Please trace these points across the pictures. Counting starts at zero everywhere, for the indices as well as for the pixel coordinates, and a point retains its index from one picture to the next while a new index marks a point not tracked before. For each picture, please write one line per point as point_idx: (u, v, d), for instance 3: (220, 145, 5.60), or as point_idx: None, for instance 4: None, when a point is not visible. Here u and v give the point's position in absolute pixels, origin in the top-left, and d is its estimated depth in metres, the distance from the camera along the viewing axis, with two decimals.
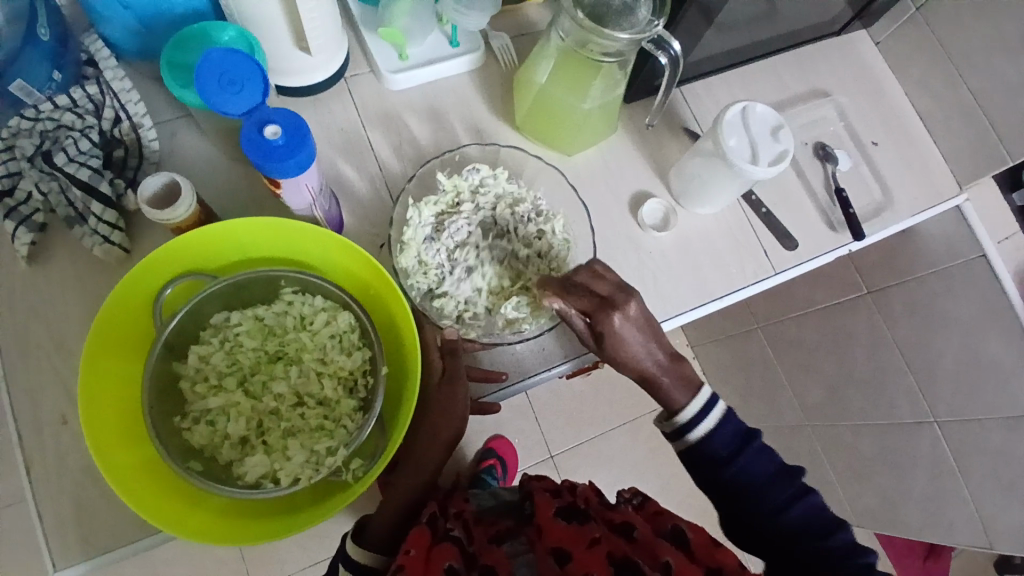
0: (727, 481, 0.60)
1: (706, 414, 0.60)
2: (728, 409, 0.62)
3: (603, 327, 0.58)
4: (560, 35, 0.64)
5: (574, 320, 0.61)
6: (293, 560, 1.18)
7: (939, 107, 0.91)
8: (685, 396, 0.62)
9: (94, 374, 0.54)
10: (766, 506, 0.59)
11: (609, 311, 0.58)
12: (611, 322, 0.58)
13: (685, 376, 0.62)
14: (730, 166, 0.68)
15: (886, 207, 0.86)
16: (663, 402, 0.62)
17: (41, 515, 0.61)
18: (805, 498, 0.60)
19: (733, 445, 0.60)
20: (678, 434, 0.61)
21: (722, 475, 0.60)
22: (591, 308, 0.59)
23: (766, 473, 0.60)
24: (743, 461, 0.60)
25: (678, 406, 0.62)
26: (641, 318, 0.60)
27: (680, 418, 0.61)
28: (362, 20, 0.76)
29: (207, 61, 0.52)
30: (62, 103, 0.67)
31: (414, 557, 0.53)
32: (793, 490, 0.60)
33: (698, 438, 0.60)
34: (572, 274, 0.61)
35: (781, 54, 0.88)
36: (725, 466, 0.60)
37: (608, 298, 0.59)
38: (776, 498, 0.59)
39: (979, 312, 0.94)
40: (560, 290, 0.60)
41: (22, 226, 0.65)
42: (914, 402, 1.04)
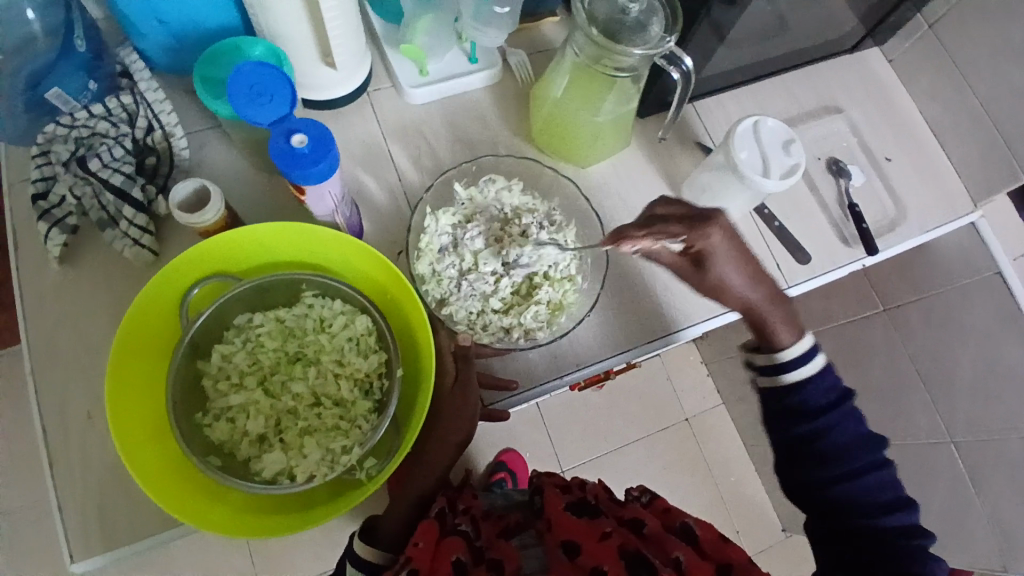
0: (805, 435, 0.65)
1: (804, 362, 0.65)
2: (828, 365, 0.66)
3: (704, 244, 0.62)
4: (575, 51, 0.66)
5: (663, 250, 0.64)
6: (303, 568, 1.19)
7: (952, 123, 0.91)
8: (789, 334, 0.66)
9: (122, 370, 0.56)
10: (846, 468, 0.63)
11: (702, 227, 0.61)
12: (707, 237, 0.61)
13: (789, 317, 0.67)
14: (741, 178, 0.70)
15: (899, 221, 0.86)
16: (766, 336, 0.67)
17: (64, 508, 0.63)
18: (879, 469, 0.64)
19: (830, 399, 0.64)
20: (771, 375, 0.66)
21: (806, 428, 0.64)
22: (684, 229, 0.61)
23: (849, 439, 0.64)
24: (834, 419, 0.64)
25: (779, 346, 0.66)
26: (729, 229, 0.63)
27: (783, 356, 0.65)
28: (385, 37, 0.79)
29: (238, 74, 0.55)
30: (97, 112, 0.71)
31: (420, 549, 0.55)
32: (870, 460, 0.64)
33: (795, 380, 0.65)
34: (649, 209, 0.63)
35: (793, 72, 0.90)
36: (811, 419, 0.64)
37: (699, 215, 0.62)
38: (855, 463, 0.63)
39: (994, 322, 0.94)
40: (644, 228, 0.60)
41: (55, 227, 0.68)
42: (931, 417, 1.04)
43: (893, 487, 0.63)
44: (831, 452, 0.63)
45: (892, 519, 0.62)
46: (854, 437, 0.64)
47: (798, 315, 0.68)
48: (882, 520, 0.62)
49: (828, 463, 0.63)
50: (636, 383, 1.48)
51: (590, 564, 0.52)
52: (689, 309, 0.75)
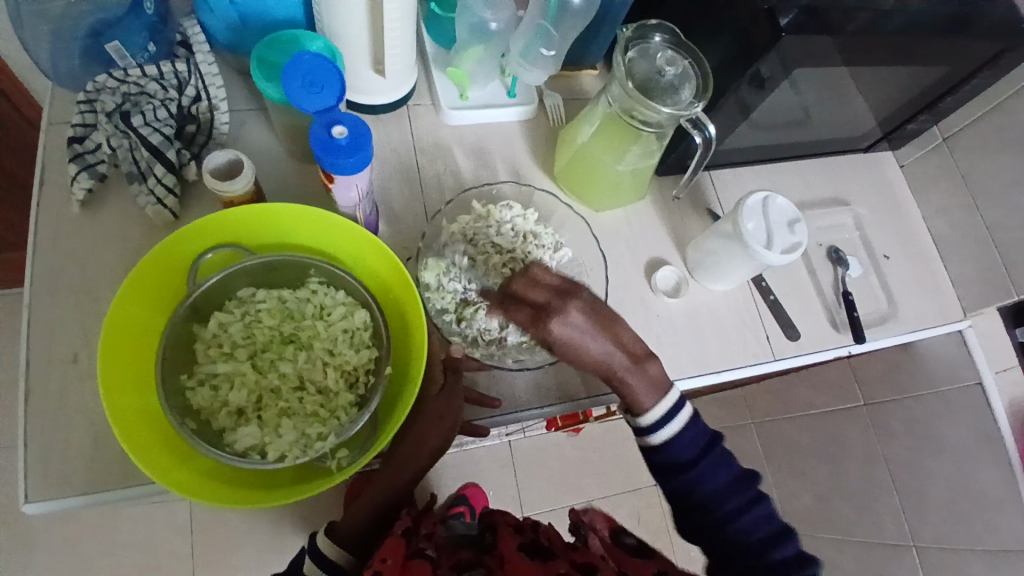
0: (682, 488, 0.63)
1: (667, 421, 0.62)
2: (693, 415, 0.64)
3: (560, 313, 0.61)
4: (608, 101, 0.70)
5: (530, 325, 0.64)
6: (244, 567, 1.16)
7: (955, 234, 0.95)
8: (648, 395, 0.62)
9: (120, 317, 0.57)
10: (716, 516, 0.62)
11: (564, 299, 0.62)
12: (566, 309, 0.61)
13: (657, 378, 0.63)
14: (746, 247, 0.73)
15: (890, 317, 0.89)
16: (629, 400, 0.63)
17: (28, 445, 0.62)
18: (755, 506, 0.62)
19: (695, 450, 0.63)
20: (639, 434, 0.64)
21: (681, 495, 0.63)
22: (547, 297, 0.62)
23: (720, 484, 0.62)
24: (702, 470, 0.62)
25: (643, 408, 0.63)
26: (592, 309, 0.62)
27: (641, 420, 0.63)
28: (434, 60, 0.83)
29: (297, 62, 0.58)
30: (149, 72, 0.73)
31: (389, 566, 0.55)
32: (745, 499, 0.62)
33: (660, 441, 0.62)
34: (508, 286, 0.64)
35: (808, 161, 0.95)
36: (684, 472, 0.62)
37: (565, 291, 0.62)
38: (728, 508, 0.62)
39: (972, 441, 0.96)
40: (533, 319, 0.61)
41: (84, 171, 0.71)
42: (899, 522, 1.06)
43: (774, 518, 0.62)
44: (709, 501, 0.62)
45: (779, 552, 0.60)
46: (724, 482, 0.63)
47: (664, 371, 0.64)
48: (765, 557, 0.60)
49: (708, 510, 0.62)
50: (613, 439, 1.47)
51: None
52: (674, 364, 0.77)
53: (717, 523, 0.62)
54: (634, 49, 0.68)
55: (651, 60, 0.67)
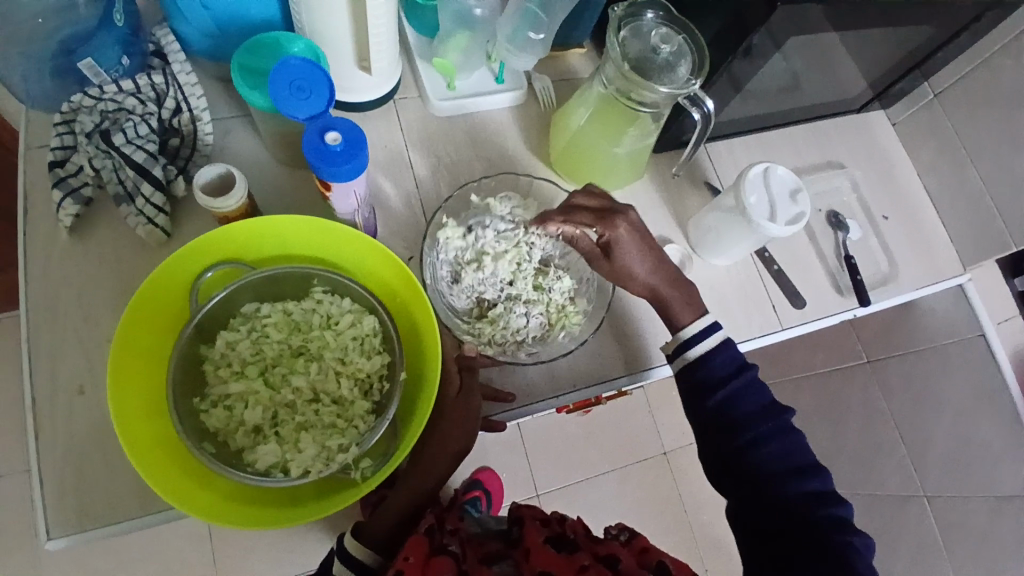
0: (715, 409, 0.67)
1: (706, 335, 0.68)
2: (729, 338, 0.69)
3: (612, 234, 0.68)
4: (603, 83, 0.68)
5: (580, 240, 0.70)
6: (264, 570, 1.16)
7: (943, 192, 0.96)
8: (688, 315, 0.70)
9: (125, 346, 0.56)
10: (742, 439, 0.66)
11: (610, 220, 0.68)
12: (616, 228, 0.68)
13: (689, 298, 0.70)
14: (749, 222, 0.72)
15: (890, 278, 0.90)
16: (668, 316, 0.70)
17: (44, 481, 0.62)
18: (780, 436, 0.66)
19: (731, 367, 0.68)
20: (678, 352, 0.69)
21: (709, 403, 0.67)
22: (592, 222, 0.68)
23: (754, 406, 0.67)
24: (733, 389, 0.67)
25: (681, 325, 0.70)
26: (638, 228, 0.70)
27: (682, 334, 0.69)
28: (417, 50, 0.81)
29: (283, 67, 0.56)
30: (126, 88, 0.71)
31: (411, 564, 0.54)
32: (778, 426, 0.66)
33: (698, 355, 0.68)
34: (570, 198, 0.70)
35: (802, 125, 0.94)
36: (712, 393, 0.67)
37: (611, 209, 0.69)
38: (755, 432, 0.66)
39: (972, 395, 1.04)
40: (563, 215, 0.68)
41: (69, 197, 0.68)
42: (906, 476, 1.10)
43: (803, 453, 0.66)
44: (743, 419, 0.66)
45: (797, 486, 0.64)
46: (760, 406, 0.67)
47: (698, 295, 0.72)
48: (780, 487, 0.64)
49: (735, 431, 0.66)
50: (619, 414, 1.49)
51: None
52: None
53: (738, 447, 0.66)
54: (627, 27, 0.66)
55: (644, 38, 0.66)
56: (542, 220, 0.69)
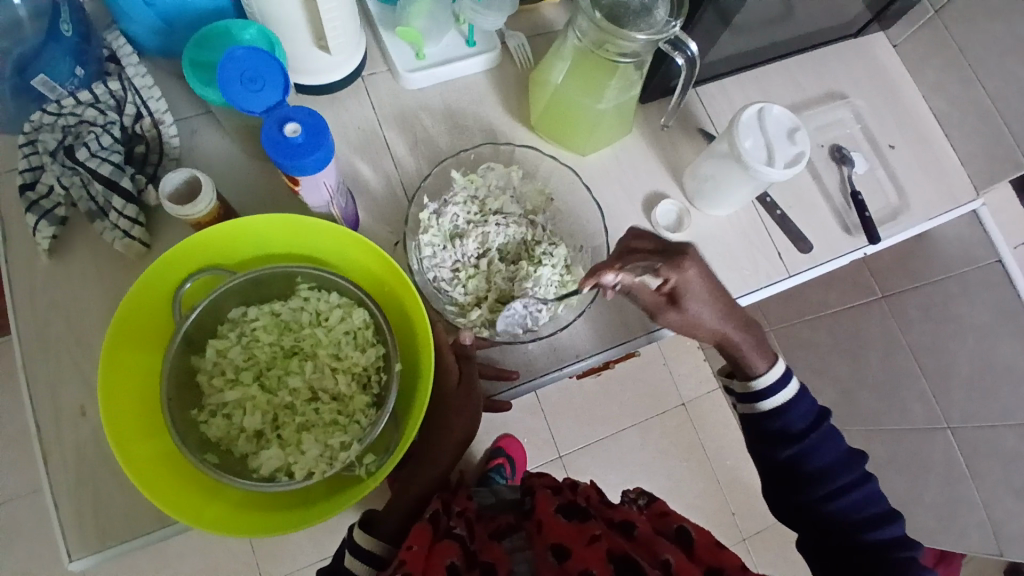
0: (789, 460, 0.65)
1: (781, 388, 0.65)
2: (802, 388, 0.65)
3: (681, 281, 0.61)
4: (577, 36, 0.64)
5: (641, 287, 0.62)
6: (303, 554, 1.20)
7: (957, 110, 0.90)
8: (762, 360, 0.66)
9: (113, 367, 0.55)
10: (826, 489, 0.64)
11: (678, 266, 0.60)
12: (686, 275, 0.61)
13: (760, 342, 0.66)
14: (745, 167, 0.68)
15: (902, 210, 0.86)
16: (741, 365, 0.66)
17: (59, 505, 0.62)
18: (860, 486, 0.64)
19: (807, 423, 0.64)
20: (749, 399, 0.66)
21: (782, 454, 0.65)
22: (659, 268, 0.61)
23: (831, 459, 0.64)
24: (812, 442, 0.64)
25: (755, 372, 0.66)
26: (705, 267, 0.62)
27: (756, 387, 0.65)
28: (380, 20, 0.76)
29: (230, 59, 0.53)
30: (83, 99, 0.68)
31: (415, 552, 0.54)
32: (854, 477, 0.64)
33: (772, 408, 0.65)
34: (625, 243, 0.63)
35: (798, 57, 0.88)
36: (790, 445, 0.64)
37: (667, 251, 0.62)
38: (836, 483, 0.64)
39: (994, 318, 0.95)
40: (619, 261, 0.61)
41: (43, 219, 0.66)
42: (928, 406, 1.05)
43: (878, 500, 0.64)
44: (815, 474, 0.64)
45: (881, 533, 0.62)
46: (836, 458, 0.65)
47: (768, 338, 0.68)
48: (862, 534, 0.63)
49: (817, 482, 0.64)
50: (634, 369, 1.48)
51: (580, 570, 0.51)
52: None
53: (827, 495, 0.64)
54: None
55: None
56: (594, 274, 0.60)
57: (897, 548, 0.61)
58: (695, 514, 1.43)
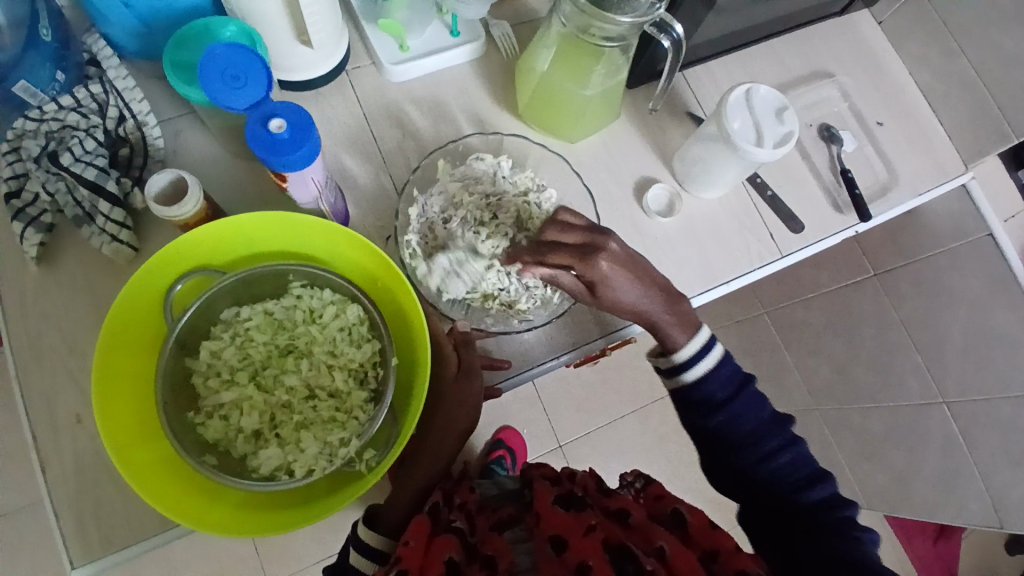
0: (717, 428, 0.63)
1: (700, 357, 0.64)
2: (725, 352, 0.65)
3: (595, 273, 0.59)
4: (561, 22, 0.63)
5: (562, 280, 0.61)
6: (307, 552, 1.20)
7: (943, 83, 0.90)
8: (683, 334, 0.64)
9: (107, 371, 0.55)
10: (754, 453, 0.61)
11: (595, 258, 0.58)
12: (599, 267, 0.59)
13: (683, 315, 0.64)
14: (734, 148, 0.68)
15: (891, 186, 0.86)
16: (662, 339, 0.64)
17: (58, 513, 0.61)
18: (793, 448, 0.62)
19: (731, 387, 0.63)
20: (672, 373, 0.65)
21: (709, 422, 0.63)
22: (574, 262, 0.59)
23: (759, 421, 0.63)
24: (736, 407, 0.63)
25: (676, 345, 0.64)
26: (625, 257, 0.61)
27: (676, 357, 0.64)
28: (362, 13, 0.75)
29: (211, 56, 0.52)
30: (65, 104, 0.67)
31: (412, 548, 0.54)
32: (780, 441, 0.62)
33: (694, 378, 0.63)
34: (541, 234, 0.61)
35: (782, 36, 0.88)
36: (714, 413, 0.63)
37: (589, 242, 0.60)
38: (764, 446, 0.62)
39: (985, 288, 0.97)
40: (536, 257, 0.60)
41: (30, 227, 0.66)
42: (923, 380, 1.05)
43: (808, 461, 0.62)
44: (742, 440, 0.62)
45: (814, 493, 0.60)
46: (762, 421, 0.63)
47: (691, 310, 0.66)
48: (797, 498, 0.60)
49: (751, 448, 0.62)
50: (631, 356, 1.48)
51: (576, 560, 0.51)
52: (683, 283, 0.75)
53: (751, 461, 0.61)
54: None
55: None
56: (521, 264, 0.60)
57: (833, 509, 0.59)
58: (697, 499, 1.44)
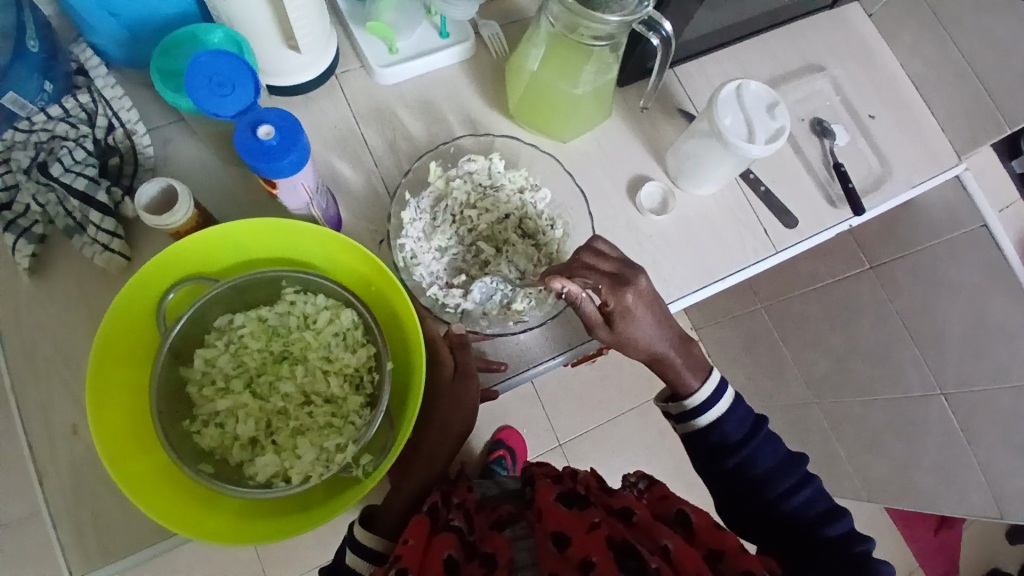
0: (733, 469, 0.63)
1: (715, 399, 0.64)
2: (736, 396, 0.65)
3: (620, 303, 0.61)
4: (549, 21, 0.63)
5: (584, 304, 0.61)
6: (309, 556, 1.20)
7: (934, 74, 0.90)
8: (694, 378, 0.65)
9: (101, 381, 0.54)
10: (770, 494, 0.62)
11: (622, 289, 0.61)
12: (625, 298, 0.61)
13: (692, 359, 0.67)
14: (727, 145, 0.68)
15: (885, 178, 0.86)
16: (673, 382, 0.66)
17: (56, 524, 0.61)
18: (808, 487, 0.62)
19: (745, 431, 0.63)
20: (684, 417, 0.65)
21: (727, 463, 0.63)
22: (604, 285, 0.61)
23: (774, 462, 0.63)
24: (753, 447, 0.63)
25: (688, 390, 0.65)
26: (650, 294, 0.63)
27: (692, 401, 0.64)
28: (350, 15, 0.75)
29: (197, 63, 0.52)
30: (55, 114, 0.67)
31: (412, 547, 0.54)
32: (797, 480, 0.62)
33: (708, 423, 0.64)
34: (575, 260, 0.62)
35: (773, 30, 0.87)
36: (733, 453, 0.63)
37: (620, 275, 0.62)
38: (780, 487, 0.62)
39: (983, 279, 0.97)
40: (568, 273, 0.61)
41: (21, 238, 0.65)
42: (921, 370, 1.05)
43: (824, 499, 0.62)
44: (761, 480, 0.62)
45: (831, 529, 0.59)
46: (777, 460, 0.63)
47: (703, 356, 0.68)
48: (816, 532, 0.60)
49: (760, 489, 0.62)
50: (630, 353, 1.48)
51: (580, 556, 0.51)
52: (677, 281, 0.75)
53: (769, 502, 0.62)
54: None
55: None
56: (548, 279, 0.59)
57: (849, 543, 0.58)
58: (699, 495, 1.44)
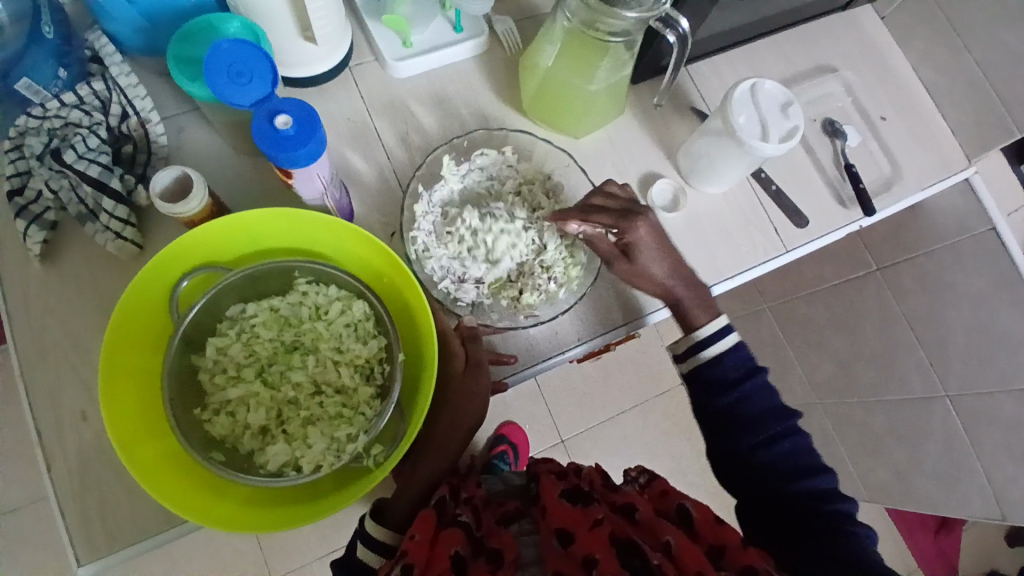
0: (727, 408, 0.64)
1: (718, 336, 0.65)
2: (741, 341, 0.66)
3: (632, 235, 0.65)
4: (566, 16, 0.63)
5: (598, 240, 0.66)
6: (310, 549, 1.20)
7: (945, 78, 0.90)
8: (706, 315, 0.67)
9: (114, 368, 0.55)
10: (757, 439, 0.63)
11: (633, 219, 0.66)
12: (638, 229, 0.66)
13: (704, 299, 0.68)
14: (740, 143, 0.68)
15: (895, 181, 0.86)
16: (683, 319, 0.68)
17: (64, 510, 0.61)
18: (793, 437, 0.63)
19: (743, 370, 0.65)
20: (690, 352, 0.66)
21: (722, 401, 0.64)
22: (616, 223, 0.65)
23: (767, 407, 0.64)
24: (748, 389, 0.64)
25: (696, 326, 0.67)
26: (658, 229, 0.67)
27: (697, 334, 0.66)
28: (365, 8, 0.75)
29: (216, 52, 0.52)
30: (68, 101, 0.67)
31: (419, 542, 0.54)
32: (784, 428, 0.63)
33: (711, 356, 0.65)
34: (585, 198, 0.67)
35: (786, 31, 0.87)
36: (728, 392, 0.64)
37: (629, 208, 0.67)
38: (767, 433, 0.63)
39: (989, 285, 0.96)
40: (582, 212, 0.66)
41: (33, 224, 0.65)
42: (925, 375, 1.06)
43: (806, 452, 0.63)
44: (753, 420, 0.63)
45: (808, 483, 0.62)
46: (771, 409, 0.64)
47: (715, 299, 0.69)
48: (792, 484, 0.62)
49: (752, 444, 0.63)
50: (633, 352, 1.48)
51: (584, 553, 0.51)
52: None
53: (757, 447, 0.63)
54: None
55: None
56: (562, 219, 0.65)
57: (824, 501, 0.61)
58: (700, 494, 1.44)
